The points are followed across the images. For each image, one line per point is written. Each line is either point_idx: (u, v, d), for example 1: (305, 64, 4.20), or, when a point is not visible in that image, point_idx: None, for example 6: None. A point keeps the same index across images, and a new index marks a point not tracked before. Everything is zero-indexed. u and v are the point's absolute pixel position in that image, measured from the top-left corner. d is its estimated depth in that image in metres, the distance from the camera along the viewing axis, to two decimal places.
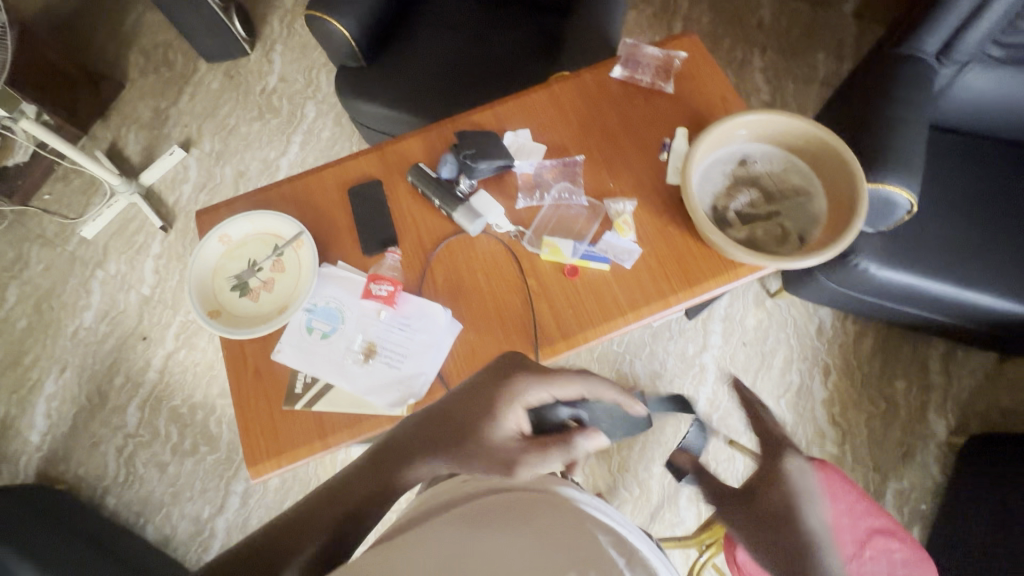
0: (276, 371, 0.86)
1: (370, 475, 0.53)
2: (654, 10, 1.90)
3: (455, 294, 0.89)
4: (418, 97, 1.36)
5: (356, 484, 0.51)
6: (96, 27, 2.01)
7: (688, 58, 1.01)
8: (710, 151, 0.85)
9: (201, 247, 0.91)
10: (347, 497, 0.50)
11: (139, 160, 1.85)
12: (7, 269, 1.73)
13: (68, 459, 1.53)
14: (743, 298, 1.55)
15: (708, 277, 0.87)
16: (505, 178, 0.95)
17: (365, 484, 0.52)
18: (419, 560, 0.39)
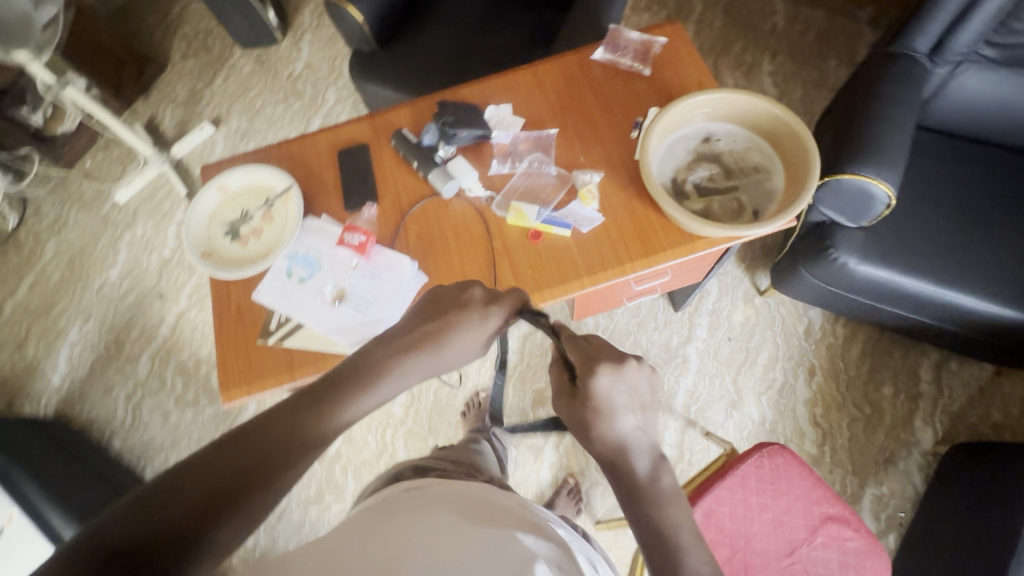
0: (255, 309, 0.94)
1: (280, 426, 0.52)
2: (666, 12, 1.94)
3: (425, 250, 0.94)
4: (421, 80, 1.44)
5: (261, 444, 0.50)
6: (146, 14, 2.19)
7: (668, 44, 1.06)
8: (673, 126, 0.89)
9: (201, 195, 1.00)
10: (259, 455, 0.49)
11: (173, 135, 2.00)
12: (48, 226, 1.89)
13: (84, 401, 1.66)
14: (731, 293, 1.55)
15: (666, 248, 0.90)
16: (483, 148, 1.01)
17: (273, 437, 0.51)
18: (396, 536, 0.47)
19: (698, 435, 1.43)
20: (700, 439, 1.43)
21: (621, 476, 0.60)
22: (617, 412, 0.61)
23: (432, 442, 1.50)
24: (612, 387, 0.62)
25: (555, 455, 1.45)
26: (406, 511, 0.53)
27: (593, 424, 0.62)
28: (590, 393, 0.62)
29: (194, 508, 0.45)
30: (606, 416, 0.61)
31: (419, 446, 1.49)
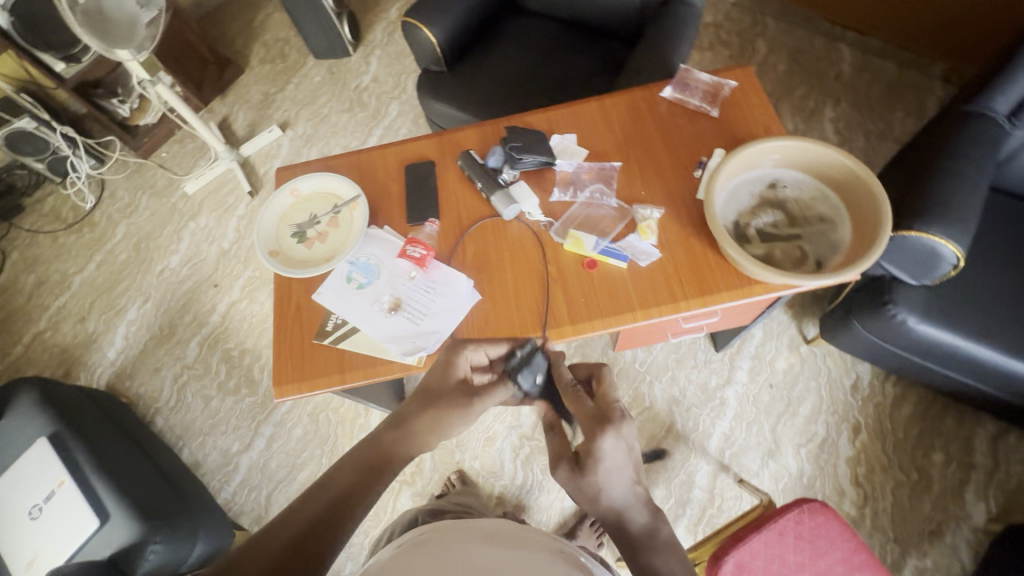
0: (314, 309, 0.97)
1: (348, 470, 0.69)
2: (728, 53, 1.96)
3: (480, 269, 0.96)
4: (485, 102, 1.49)
5: (318, 506, 0.64)
6: (232, 21, 2.34)
7: (738, 87, 1.07)
8: (740, 170, 0.90)
9: (274, 197, 1.06)
10: (341, 490, 0.67)
11: (243, 134, 2.11)
12: (121, 209, 2.02)
13: (133, 377, 1.74)
14: (776, 339, 1.52)
15: (722, 289, 0.90)
16: (545, 174, 1.03)
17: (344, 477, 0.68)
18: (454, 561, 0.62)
19: (731, 481, 1.39)
20: (733, 486, 1.39)
21: (625, 534, 0.70)
22: (617, 474, 0.71)
23: (458, 457, 1.50)
24: (613, 450, 0.72)
25: None
26: (453, 544, 0.66)
27: (600, 490, 0.70)
28: (595, 457, 0.71)
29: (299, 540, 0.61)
30: (610, 479, 0.71)
31: (445, 458, 1.50)
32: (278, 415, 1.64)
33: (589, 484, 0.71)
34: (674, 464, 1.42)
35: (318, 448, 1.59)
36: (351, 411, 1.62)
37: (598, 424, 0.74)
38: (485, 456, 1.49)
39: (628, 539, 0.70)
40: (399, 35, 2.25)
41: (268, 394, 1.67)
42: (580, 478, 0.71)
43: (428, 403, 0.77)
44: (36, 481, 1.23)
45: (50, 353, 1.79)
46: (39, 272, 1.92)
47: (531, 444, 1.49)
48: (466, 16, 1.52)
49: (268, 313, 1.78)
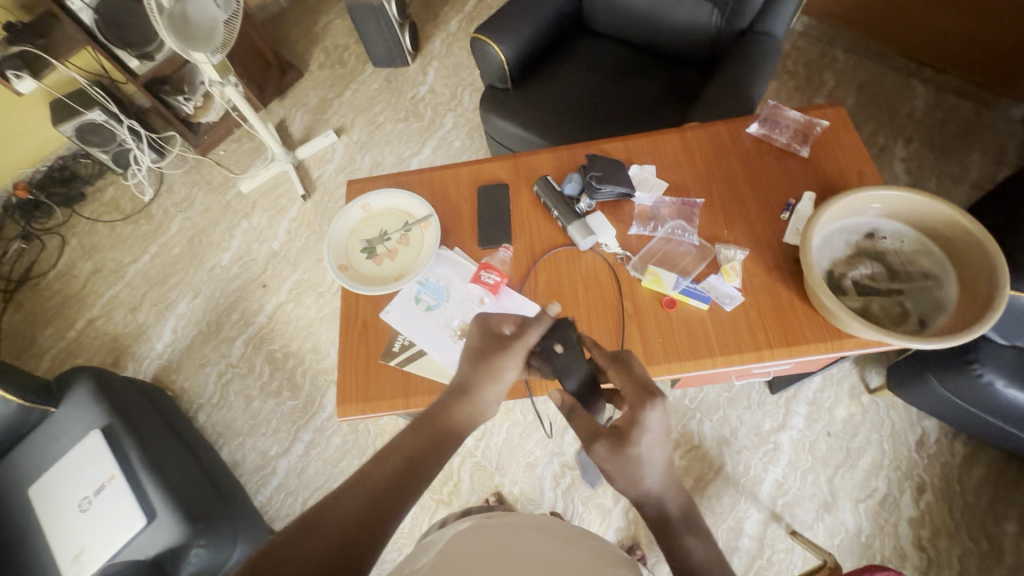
0: (380, 328, 0.96)
1: (407, 444, 0.64)
2: (795, 83, 1.90)
3: (553, 299, 0.94)
4: (550, 122, 1.46)
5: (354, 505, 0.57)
6: (295, 25, 2.38)
7: (830, 128, 1.03)
8: (838, 216, 0.86)
9: (346, 210, 1.05)
10: (399, 467, 0.62)
11: (299, 137, 2.14)
12: (177, 204, 2.06)
13: (179, 371, 1.76)
14: (836, 385, 1.45)
15: (811, 340, 0.85)
16: (623, 206, 1.01)
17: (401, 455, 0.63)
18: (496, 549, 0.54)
19: (782, 532, 1.33)
20: (784, 537, 1.32)
21: (661, 522, 0.62)
22: (657, 449, 0.64)
23: (497, 480, 1.47)
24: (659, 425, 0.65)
25: (623, 521, 1.39)
26: (512, 531, 0.59)
27: (639, 466, 0.63)
28: (637, 426, 0.64)
29: (361, 519, 0.56)
30: (650, 458, 0.64)
31: (484, 481, 1.47)
32: (319, 421, 1.64)
33: (630, 458, 0.63)
34: (723, 508, 1.36)
35: (355, 459, 1.57)
36: (391, 423, 1.60)
37: (641, 397, 0.67)
38: (525, 482, 1.46)
39: (659, 529, 0.62)
40: (457, 47, 2.26)
41: (309, 399, 1.67)
42: (621, 453, 0.64)
43: (488, 368, 0.72)
44: (86, 473, 1.24)
45: (101, 341, 1.83)
46: (95, 260, 1.97)
47: (572, 473, 1.45)
48: (537, 35, 1.50)
49: (314, 317, 1.79)
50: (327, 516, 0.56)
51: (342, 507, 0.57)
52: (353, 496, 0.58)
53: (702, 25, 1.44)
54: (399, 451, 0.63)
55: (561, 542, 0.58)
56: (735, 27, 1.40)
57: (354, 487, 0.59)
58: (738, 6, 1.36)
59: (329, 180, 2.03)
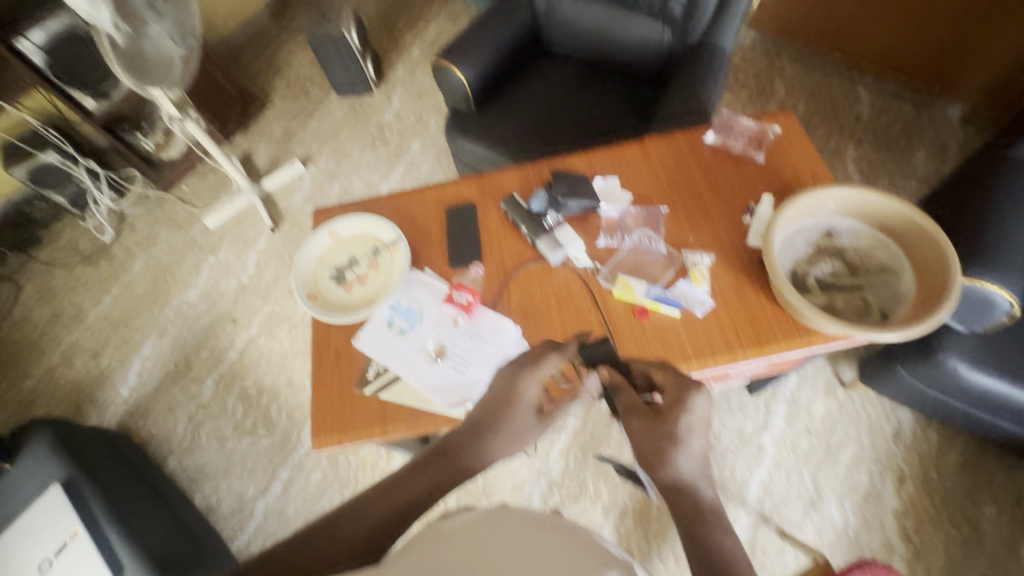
0: (354, 357, 0.94)
1: (418, 478, 0.63)
2: (749, 93, 1.98)
3: (527, 315, 0.93)
4: (514, 141, 1.48)
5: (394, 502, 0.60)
6: (256, 58, 2.38)
7: (782, 132, 1.07)
8: (797, 217, 0.89)
9: (313, 238, 1.04)
10: (410, 497, 0.61)
11: (265, 168, 2.12)
12: (139, 242, 2.00)
13: (146, 416, 1.68)
14: (812, 383, 1.48)
15: (782, 339, 0.87)
16: (590, 218, 1.02)
17: (412, 487, 0.62)
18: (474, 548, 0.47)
19: (773, 533, 1.33)
20: (775, 539, 1.32)
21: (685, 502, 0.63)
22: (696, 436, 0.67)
23: (484, 504, 1.43)
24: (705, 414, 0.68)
25: (614, 536, 1.37)
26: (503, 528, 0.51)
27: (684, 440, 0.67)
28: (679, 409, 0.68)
29: (388, 522, 0.58)
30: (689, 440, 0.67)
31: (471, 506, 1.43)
32: (297, 457, 1.58)
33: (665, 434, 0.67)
34: None
35: (337, 494, 1.52)
36: (372, 453, 1.56)
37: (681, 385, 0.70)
38: (513, 503, 1.43)
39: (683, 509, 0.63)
40: (420, 73, 2.29)
41: (285, 435, 1.62)
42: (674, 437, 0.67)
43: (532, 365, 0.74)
44: (47, 532, 1.16)
45: (61, 390, 1.74)
46: (53, 306, 1.89)
47: (560, 491, 1.43)
48: (496, 58, 1.53)
49: (287, 350, 1.74)
50: (339, 527, 0.56)
51: (353, 523, 0.57)
52: (365, 512, 0.58)
53: (655, 42, 1.49)
54: (408, 482, 0.62)
55: (561, 534, 0.51)
56: (687, 42, 1.45)
57: (366, 504, 0.59)
58: (687, 23, 1.42)
59: (297, 210, 2.01)
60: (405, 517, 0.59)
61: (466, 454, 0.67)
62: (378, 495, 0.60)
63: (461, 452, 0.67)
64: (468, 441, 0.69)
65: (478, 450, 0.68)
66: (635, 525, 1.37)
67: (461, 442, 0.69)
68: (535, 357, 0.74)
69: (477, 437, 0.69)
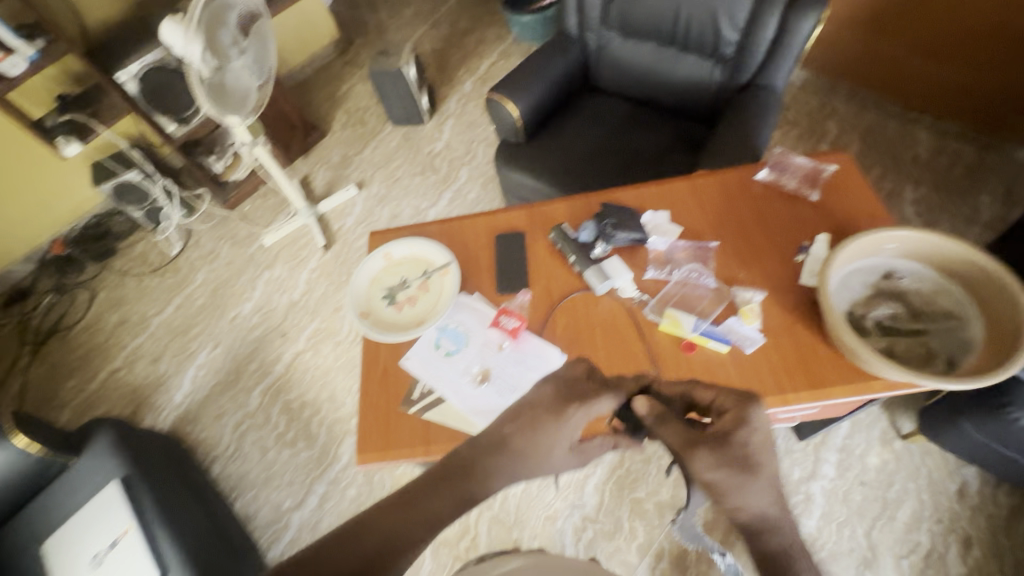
0: (401, 375, 0.96)
1: (433, 496, 0.56)
2: (799, 132, 1.96)
3: (572, 343, 0.94)
4: (561, 173, 1.51)
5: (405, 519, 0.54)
6: (319, 90, 2.55)
7: (837, 172, 1.06)
8: (855, 257, 0.87)
9: (368, 259, 1.09)
10: (430, 513, 0.55)
11: (321, 192, 2.23)
12: (203, 256, 2.13)
13: (196, 422, 1.76)
14: (865, 432, 1.41)
15: (837, 382, 0.84)
16: (637, 251, 1.03)
17: (428, 505, 0.55)
18: None
19: None
20: None
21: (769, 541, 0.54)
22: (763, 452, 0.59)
23: (516, 535, 1.41)
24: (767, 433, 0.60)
25: None
26: None
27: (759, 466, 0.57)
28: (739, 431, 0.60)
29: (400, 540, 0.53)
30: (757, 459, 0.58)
31: (502, 536, 1.41)
32: (334, 472, 1.61)
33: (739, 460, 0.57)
34: None
35: None
36: (407, 474, 1.57)
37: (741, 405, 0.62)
38: (545, 537, 1.40)
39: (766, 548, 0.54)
40: (471, 106, 2.39)
41: (324, 450, 1.66)
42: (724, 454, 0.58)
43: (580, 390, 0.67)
44: (100, 527, 1.22)
45: (122, 392, 1.85)
46: (121, 312, 2.03)
47: (594, 527, 1.39)
48: (546, 93, 1.59)
49: (331, 366, 1.80)
50: (356, 543, 0.51)
51: (371, 539, 0.52)
52: (379, 525, 0.53)
53: (705, 80, 1.51)
54: (429, 497, 0.56)
55: None
56: (737, 81, 1.46)
57: (383, 516, 0.54)
58: (738, 63, 1.43)
59: (349, 231, 2.10)
60: (429, 533, 0.54)
61: (492, 471, 0.59)
62: (396, 510, 0.54)
63: (485, 470, 0.59)
64: (500, 456, 0.61)
65: (506, 463, 0.60)
66: (671, 569, 1.31)
67: (491, 442, 0.62)
68: (593, 391, 0.67)
69: (513, 449, 0.61)
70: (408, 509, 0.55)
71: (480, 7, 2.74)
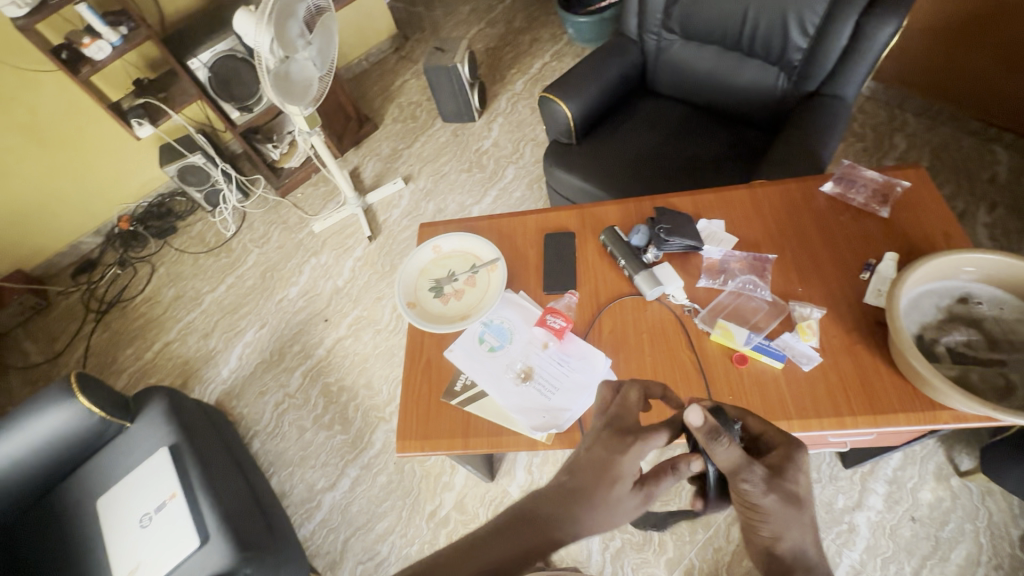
0: (444, 367, 0.97)
1: (499, 542, 0.55)
2: (864, 145, 1.88)
3: (618, 347, 0.93)
4: (612, 176, 1.50)
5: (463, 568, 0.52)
6: (374, 84, 2.61)
7: (911, 188, 1.00)
8: (928, 279, 0.82)
9: (418, 251, 1.10)
10: (496, 561, 0.53)
11: (370, 183, 2.29)
12: (255, 239, 2.22)
13: (240, 398, 1.83)
14: (919, 465, 1.33)
15: (899, 408, 0.79)
16: (690, 258, 1.01)
17: (499, 550, 0.54)
18: None
19: None
20: None
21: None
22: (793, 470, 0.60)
23: None
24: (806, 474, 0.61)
25: None
26: None
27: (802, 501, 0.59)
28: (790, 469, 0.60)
29: None
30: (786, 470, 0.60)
31: None
32: (367, 457, 1.65)
33: (789, 495, 0.58)
34: None
35: (400, 500, 1.56)
36: (437, 465, 1.59)
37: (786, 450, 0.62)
38: (572, 542, 1.38)
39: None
40: (521, 105, 2.39)
41: (358, 435, 1.69)
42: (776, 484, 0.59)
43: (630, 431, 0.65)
44: (150, 489, 1.29)
45: (174, 363, 1.95)
46: (178, 288, 2.13)
47: (623, 537, 1.37)
48: (602, 95, 1.57)
49: (369, 354, 1.84)
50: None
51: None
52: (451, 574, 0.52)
53: (768, 87, 1.46)
54: (498, 544, 0.55)
55: None
56: (803, 89, 1.41)
57: (452, 566, 0.52)
58: (805, 70, 1.38)
59: (394, 223, 2.14)
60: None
61: (562, 522, 0.58)
62: (465, 557, 0.53)
63: (553, 516, 0.58)
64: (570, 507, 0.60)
65: (578, 512, 0.59)
66: None
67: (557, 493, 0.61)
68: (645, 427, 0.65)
69: (584, 497, 0.60)
70: (477, 558, 0.53)
71: (536, 7, 2.74)
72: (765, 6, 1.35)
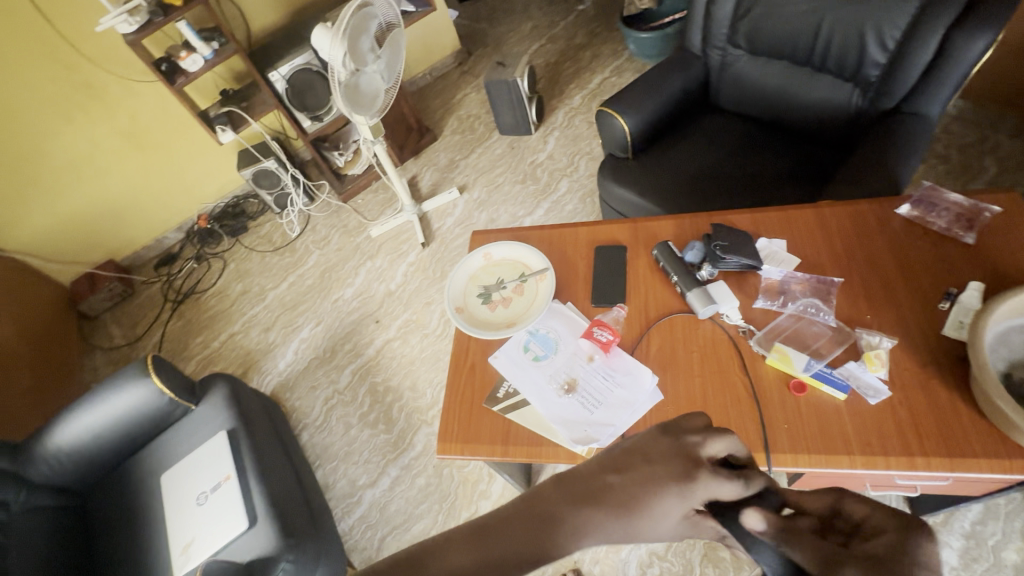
0: (487, 373, 0.98)
1: (514, 530, 0.49)
2: (948, 168, 1.74)
3: (666, 365, 0.90)
4: (668, 191, 1.47)
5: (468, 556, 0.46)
6: (436, 98, 2.70)
7: (1002, 214, 0.92)
8: (1017, 313, 0.75)
9: (469, 257, 1.12)
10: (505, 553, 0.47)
11: (427, 192, 2.36)
12: (317, 241, 2.34)
13: (293, 390, 1.92)
14: (1003, 521, 1.20)
15: (982, 453, 0.72)
16: (748, 278, 0.97)
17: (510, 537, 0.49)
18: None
19: None
20: None
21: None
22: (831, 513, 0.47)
23: (577, 556, 1.36)
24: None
25: None
26: None
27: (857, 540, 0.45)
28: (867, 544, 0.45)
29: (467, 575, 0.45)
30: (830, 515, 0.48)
31: (563, 554, 1.37)
32: (407, 459, 1.68)
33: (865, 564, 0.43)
34: None
35: (436, 503, 1.57)
36: (475, 472, 1.60)
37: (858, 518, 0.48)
38: (607, 565, 1.34)
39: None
40: (578, 120, 2.40)
41: (400, 435, 1.73)
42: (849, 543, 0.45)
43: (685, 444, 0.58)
44: (207, 470, 1.37)
45: (236, 353, 2.07)
46: (245, 283, 2.27)
47: (661, 565, 1.31)
48: (661, 110, 1.56)
49: (416, 357, 1.88)
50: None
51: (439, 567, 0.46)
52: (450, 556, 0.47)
53: (840, 104, 1.39)
54: (507, 528, 0.49)
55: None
56: (879, 107, 1.33)
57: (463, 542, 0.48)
58: (882, 86, 1.31)
59: (447, 231, 2.19)
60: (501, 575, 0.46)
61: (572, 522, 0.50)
62: (468, 541, 0.48)
63: (570, 524, 0.50)
64: (584, 509, 0.51)
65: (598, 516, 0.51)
66: None
67: (589, 489, 0.53)
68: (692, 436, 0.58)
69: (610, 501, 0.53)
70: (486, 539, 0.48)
71: (598, 23, 2.76)
72: (841, 19, 1.29)
